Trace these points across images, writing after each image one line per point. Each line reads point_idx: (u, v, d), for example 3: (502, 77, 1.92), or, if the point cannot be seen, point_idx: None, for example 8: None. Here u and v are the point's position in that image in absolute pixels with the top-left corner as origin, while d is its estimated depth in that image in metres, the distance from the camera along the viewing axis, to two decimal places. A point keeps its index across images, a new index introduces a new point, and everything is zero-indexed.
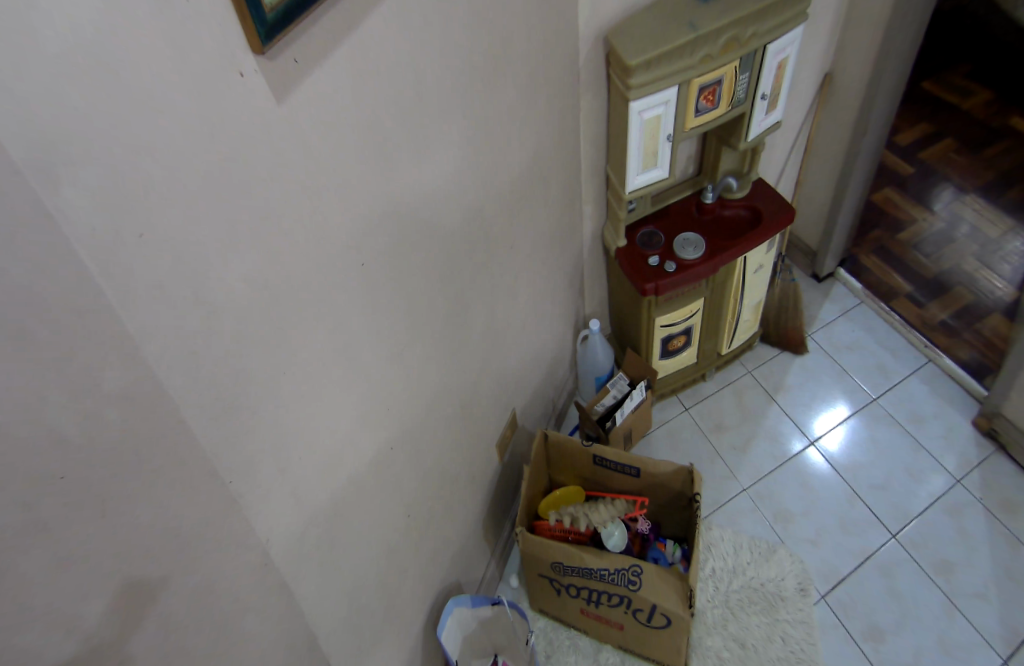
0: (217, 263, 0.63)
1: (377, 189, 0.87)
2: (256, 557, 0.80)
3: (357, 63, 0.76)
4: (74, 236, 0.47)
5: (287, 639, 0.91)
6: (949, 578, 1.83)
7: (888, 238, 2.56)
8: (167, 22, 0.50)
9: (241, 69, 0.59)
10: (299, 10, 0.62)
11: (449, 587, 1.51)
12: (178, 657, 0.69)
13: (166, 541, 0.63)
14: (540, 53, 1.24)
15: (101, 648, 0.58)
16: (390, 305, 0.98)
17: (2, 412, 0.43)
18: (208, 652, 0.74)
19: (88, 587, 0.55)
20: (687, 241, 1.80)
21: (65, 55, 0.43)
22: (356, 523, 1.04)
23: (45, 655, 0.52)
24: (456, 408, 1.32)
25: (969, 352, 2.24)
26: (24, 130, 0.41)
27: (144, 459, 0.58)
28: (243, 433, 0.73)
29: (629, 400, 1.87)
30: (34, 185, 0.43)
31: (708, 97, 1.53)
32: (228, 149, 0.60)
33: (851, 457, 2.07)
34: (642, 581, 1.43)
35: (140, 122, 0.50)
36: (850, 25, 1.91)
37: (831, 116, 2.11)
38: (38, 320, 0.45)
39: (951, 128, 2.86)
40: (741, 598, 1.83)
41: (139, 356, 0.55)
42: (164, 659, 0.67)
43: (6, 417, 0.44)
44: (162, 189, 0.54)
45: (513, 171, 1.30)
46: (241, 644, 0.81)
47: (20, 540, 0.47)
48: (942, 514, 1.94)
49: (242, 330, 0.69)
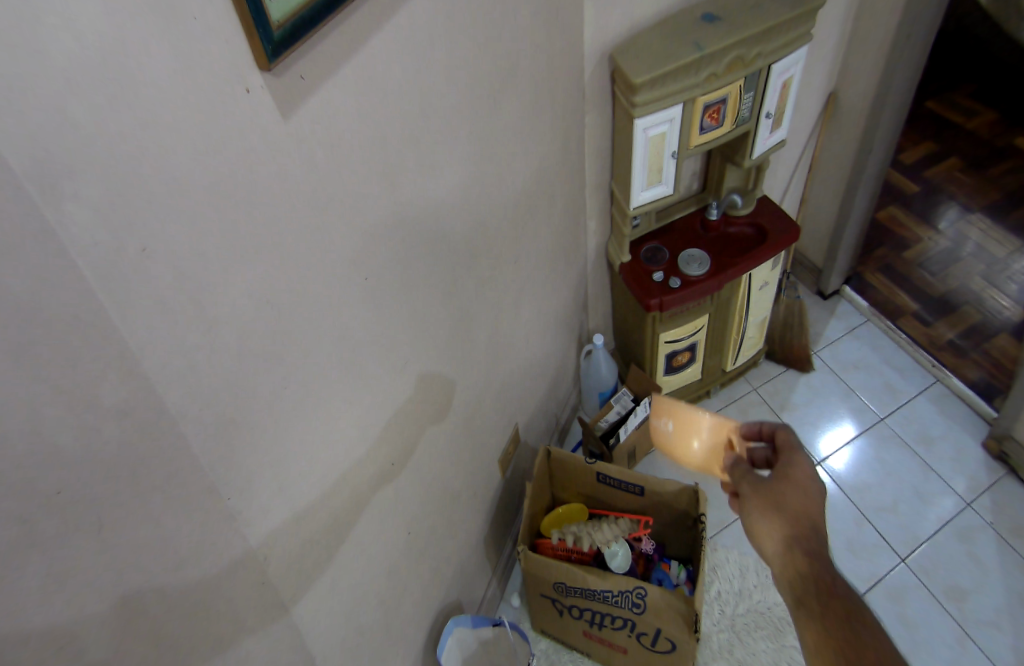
0: (219, 277, 0.62)
1: (380, 202, 0.87)
2: (254, 576, 0.79)
3: (363, 79, 0.76)
4: (76, 250, 0.46)
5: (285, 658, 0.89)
6: (961, 605, 1.79)
7: (894, 256, 2.55)
8: (173, 37, 0.50)
9: (248, 85, 0.59)
10: (307, 27, 0.63)
11: (448, 605, 1.48)
12: None
13: (162, 558, 0.62)
14: (545, 67, 1.25)
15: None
16: (393, 318, 0.98)
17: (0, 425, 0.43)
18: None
19: (82, 605, 0.54)
20: (691, 258, 1.80)
21: (70, 70, 0.43)
22: (356, 540, 1.02)
23: None
24: (459, 423, 1.31)
25: (978, 372, 2.21)
26: (26, 143, 0.41)
27: (142, 474, 0.57)
28: (244, 449, 0.72)
29: (634, 416, 1.85)
30: (37, 199, 0.42)
31: (713, 115, 1.53)
32: (231, 163, 0.60)
33: (859, 478, 2.04)
34: (647, 604, 1.40)
35: (143, 134, 0.50)
36: (854, 45, 1.92)
37: (835, 136, 2.12)
38: (37, 332, 0.45)
39: (957, 147, 2.86)
40: (747, 622, 1.79)
41: (138, 372, 0.55)
42: None
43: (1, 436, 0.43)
44: (163, 201, 0.53)
45: (518, 186, 1.30)
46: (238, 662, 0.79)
47: (14, 555, 0.46)
48: (952, 537, 1.90)
49: (244, 344, 0.68)
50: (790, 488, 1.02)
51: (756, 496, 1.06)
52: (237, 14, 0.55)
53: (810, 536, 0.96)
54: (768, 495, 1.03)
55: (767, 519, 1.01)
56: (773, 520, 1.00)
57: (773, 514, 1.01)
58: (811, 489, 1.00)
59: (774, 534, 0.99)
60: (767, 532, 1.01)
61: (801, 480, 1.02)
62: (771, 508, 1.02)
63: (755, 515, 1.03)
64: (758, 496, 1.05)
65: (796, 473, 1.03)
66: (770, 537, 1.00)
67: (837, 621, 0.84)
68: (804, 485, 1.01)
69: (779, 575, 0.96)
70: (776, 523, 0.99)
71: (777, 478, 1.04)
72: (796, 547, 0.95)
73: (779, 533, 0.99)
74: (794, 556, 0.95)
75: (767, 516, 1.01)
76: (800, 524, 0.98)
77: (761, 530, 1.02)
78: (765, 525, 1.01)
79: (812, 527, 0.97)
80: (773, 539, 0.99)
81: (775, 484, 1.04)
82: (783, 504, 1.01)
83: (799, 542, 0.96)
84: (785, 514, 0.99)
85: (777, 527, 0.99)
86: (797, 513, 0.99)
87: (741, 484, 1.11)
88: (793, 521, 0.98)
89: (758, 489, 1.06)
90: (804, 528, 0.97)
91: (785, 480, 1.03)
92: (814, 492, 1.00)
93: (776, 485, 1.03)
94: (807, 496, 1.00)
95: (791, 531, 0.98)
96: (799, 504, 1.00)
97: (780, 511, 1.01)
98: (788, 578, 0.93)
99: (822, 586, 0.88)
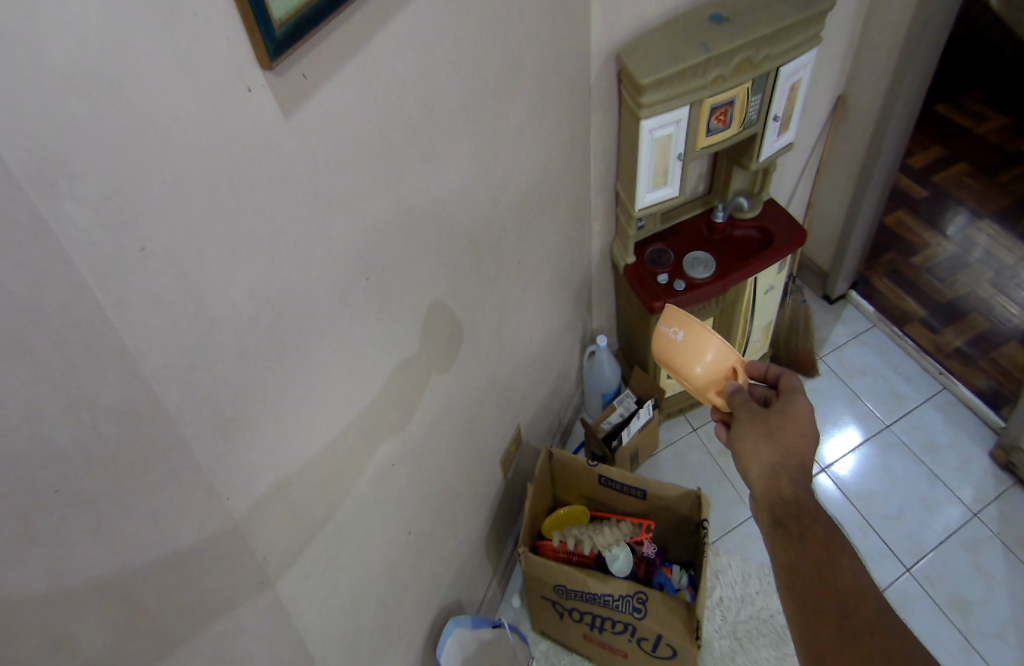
0: (220, 276, 0.62)
1: (384, 200, 0.86)
2: (253, 575, 0.78)
3: (366, 77, 0.76)
4: (74, 250, 0.46)
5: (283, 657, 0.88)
6: (967, 616, 1.77)
7: (901, 261, 2.53)
8: (174, 35, 0.50)
9: (250, 83, 0.59)
10: (310, 26, 0.62)
11: (449, 605, 1.47)
12: None
13: (160, 558, 0.62)
14: (551, 67, 1.24)
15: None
16: (396, 316, 0.97)
17: None
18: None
19: (80, 606, 0.53)
20: (696, 260, 1.79)
21: (69, 67, 0.42)
22: (356, 538, 1.01)
23: None
24: (461, 423, 1.30)
25: (985, 381, 2.19)
26: (24, 141, 0.40)
27: (140, 474, 0.57)
28: (244, 449, 0.71)
29: (637, 418, 1.83)
30: (34, 198, 0.42)
31: (719, 117, 1.52)
32: (232, 161, 0.59)
33: (864, 484, 2.03)
34: (648, 609, 1.39)
35: (143, 133, 0.49)
36: (863, 49, 1.91)
37: (842, 140, 2.11)
38: (33, 331, 0.44)
39: (966, 152, 2.84)
40: (749, 629, 1.78)
41: (137, 371, 0.54)
42: None
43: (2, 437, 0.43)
44: (163, 200, 0.53)
45: (523, 185, 1.29)
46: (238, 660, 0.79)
47: (12, 556, 0.46)
48: (957, 547, 1.88)
49: (244, 343, 0.68)
50: (787, 424, 0.97)
51: (750, 422, 1.01)
52: (238, 12, 0.55)
53: (800, 472, 0.94)
54: (762, 424, 0.99)
55: (758, 447, 0.97)
56: (764, 451, 0.97)
57: (764, 443, 0.97)
58: (807, 429, 0.96)
59: (763, 466, 0.96)
60: (754, 460, 0.97)
61: (799, 417, 0.97)
62: (764, 437, 0.97)
63: (746, 442, 0.99)
64: (751, 423, 1.00)
65: (794, 409, 0.98)
66: (757, 464, 0.97)
67: (815, 549, 0.85)
68: (801, 422, 0.97)
69: (759, 498, 0.96)
70: (768, 455, 0.96)
71: (775, 411, 1.00)
72: (784, 477, 0.94)
73: (767, 460, 0.96)
74: (779, 486, 0.94)
75: (760, 447, 0.97)
76: (791, 456, 0.95)
77: (748, 454, 0.99)
78: (753, 450, 0.98)
79: (802, 463, 0.94)
80: (759, 466, 0.97)
81: (771, 414, 1.00)
82: (778, 436, 0.97)
83: (786, 471, 0.94)
84: (778, 444, 0.96)
85: (767, 456, 0.96)
86: (790, 446, 0.96)
87: (735, 411, 1.05)
88: (785, 452, 0.95)
89: (753, 416, 1.01)
90: (796, 464, 0.94)
91: (783, 417, 0.98)
92: (811, 431, 0.97)
93: (772, 416, 0.99)
94: (803, 434, 0.96)
95: (780, 462, 0.95)
96: (794, 439, 0.96)
97: (773, 442, 0.97)
98: (771, 505, 0.93)
99: (804, 516, 0.89)
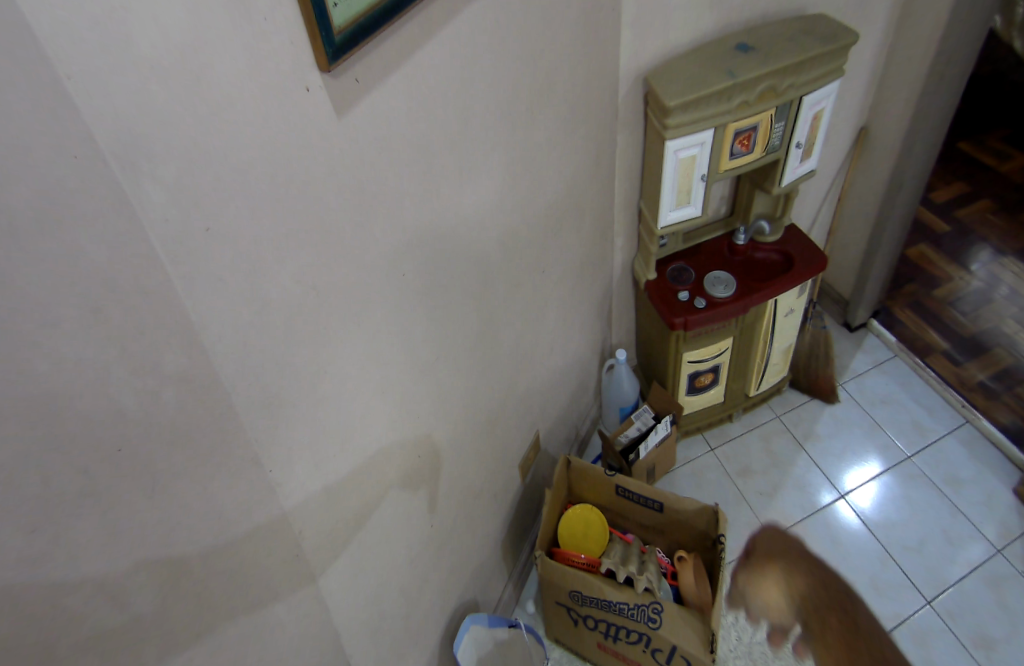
0: (274, 261, 0.66)
1: (423, 202, 0.90)
2: (287, 548, 0.79)
3: (412, 86, 0.80)
4: (150, 224, 0.50)
5: (312, 630, 0.89)
6: (990, 655, 1.71)
7: (923, 293, 2.52)
8: (246, 37, 0.54)
9: (308, 84, 0.63)
10: (365, 34, 0.67)
11: (465, 604, 1.47)
12: (209, 632, 0.69)
13: (206, 522, 0.64)
14: (582, 82, 1.29)
15: (140, 618, 0.59)
16: (427, 315, 1.00)
17: (75, 379, 0.47)
18: (236, 631, 0.74)
19: (134, 559, 0.56)
20: (717, 280, 1.81)
21: (155, 59, 0.47)
22: (382, 524, 1.02)
23: (88, 618, 0.53)
24: (483, 428, 1.32)
25: (1010, 416, 2.15)
26: (116, 125, 0.45)
27: (196, 442, 0.60)
28: (286, 427, 0.74)
29: (654, 433, 1.84)
30: (120, 175, 0.46)
31: (743, 141, 1.56)
32: (288, 152, 0.63)
33: (885, 516, 1.98)
34: (663, 619, 1.37)
35: (212, 123, 0.54)
36: (887, 81, 1.94)
37: (865, 170, 2.13)
38: (111, 296, 0.48)
39: (990, 189, 2.85)
40: (765, 651, 1.74)
41: (197, 341, 0.58)
42: (195, 636, 0.67)
43: (73, 383, 0.47)
44: (227, 188, 0.57)
45: (550, 197, 1.33)
46: (268, 630, 0.80)
47: (78, 503, 0.50)
48: (982, 584, 1.83)
49: (292, 325, 0.71)
50: None
51: None
52: (303, 18, 0.59)
53: None
54: None
55: None
56: None
57: None
58: None
59: None
60: None
61: None
62: None
63: None
64: None
65: None
66: None
67: None
68: None
69: None
70: None
71: None
72: None
73: None
74: None
75: None
76: None
77: None
78: None
79: None
80: None
81: None
82: None
83: None
84: None
85: None
86: None
87: None
88: None
89: None
90: None
91: None
92: None
93: None
94: None
95: None
96: None
97: None
98: None
99: None
